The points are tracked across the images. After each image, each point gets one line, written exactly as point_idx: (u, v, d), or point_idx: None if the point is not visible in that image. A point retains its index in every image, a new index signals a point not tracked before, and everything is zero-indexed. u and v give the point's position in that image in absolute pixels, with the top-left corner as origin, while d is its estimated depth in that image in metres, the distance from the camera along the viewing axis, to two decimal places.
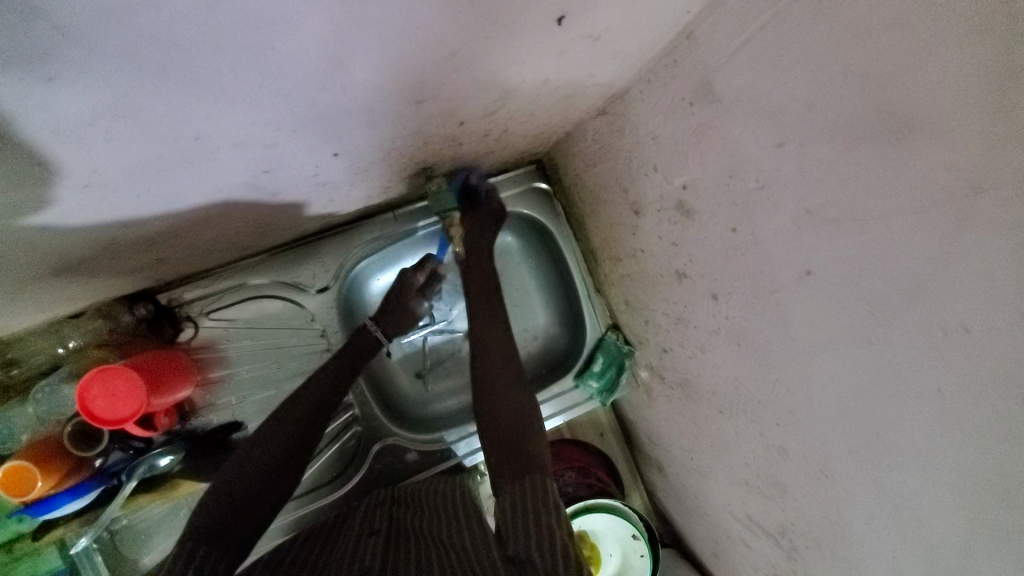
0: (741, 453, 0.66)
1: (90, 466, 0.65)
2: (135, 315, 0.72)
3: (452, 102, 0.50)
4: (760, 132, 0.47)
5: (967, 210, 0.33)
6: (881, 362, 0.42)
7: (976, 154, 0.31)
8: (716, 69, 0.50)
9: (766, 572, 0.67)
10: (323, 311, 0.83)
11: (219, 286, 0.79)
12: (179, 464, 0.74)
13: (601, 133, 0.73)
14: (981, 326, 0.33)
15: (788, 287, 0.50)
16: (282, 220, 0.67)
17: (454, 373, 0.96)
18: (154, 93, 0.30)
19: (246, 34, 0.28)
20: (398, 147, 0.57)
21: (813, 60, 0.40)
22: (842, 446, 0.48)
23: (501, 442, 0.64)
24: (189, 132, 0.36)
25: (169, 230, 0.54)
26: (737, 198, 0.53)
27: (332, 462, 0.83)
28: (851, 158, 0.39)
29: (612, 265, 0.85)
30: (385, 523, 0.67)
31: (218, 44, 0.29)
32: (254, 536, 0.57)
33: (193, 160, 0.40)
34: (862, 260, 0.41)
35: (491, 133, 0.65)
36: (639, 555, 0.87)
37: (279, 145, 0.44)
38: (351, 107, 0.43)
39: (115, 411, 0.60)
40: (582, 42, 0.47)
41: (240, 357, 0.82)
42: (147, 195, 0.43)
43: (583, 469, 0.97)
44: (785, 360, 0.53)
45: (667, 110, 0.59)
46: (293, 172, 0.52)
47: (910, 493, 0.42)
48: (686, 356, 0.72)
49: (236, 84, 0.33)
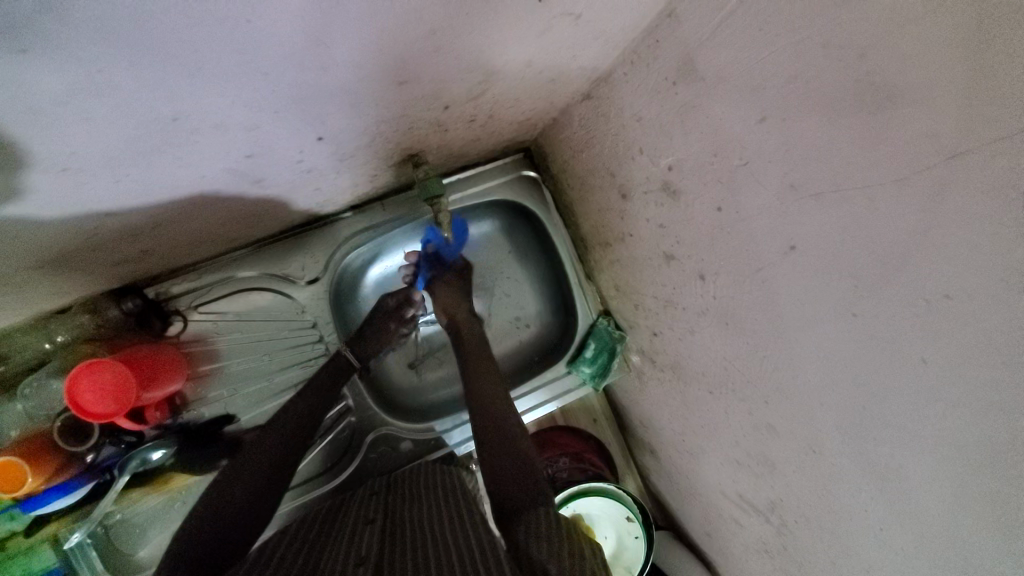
0: (731, 431, 0.66)
1: (80, 462, 0.64)
2: (122, 309, 0.71)
3: (435, 83, 0.50)
4: (744, 109, 0.48)
5: (948, 174, 0.33)
6: (863, 332, 0.43)
7: (956, 118, 0.32)
8: (699, 48, 0.50)
9: (758, 549, 0.68)
10: (314, 302, 0.83)
11: (208, 279, 0.79)
12: (172, 459, 0.73)
13: (588, 117, 0.72)
14: (961, 293, 0.34)
15: (772, 263, 0.50)
16: (269, 211, 0.67)
17: (448, 363, 0.96)
18: (129, 69, 0.30)
19: (222, 8, 0.28)
20: (384, 132, 0.57)
21: (793, 33, 0.40)
22: (829, 420, 0.49)
23: (498, 455, 0.66)
24: (166, 111, 0.36)
25: (153, 222, 0.53)
26: (722, 177, 0.53)
27: (325, 454, 0.83)
28: (831, 130, 0.40)
29: (602, 251, 0.86)
30: (380, 512, 0.67)
31: (194, 18, 0.28)
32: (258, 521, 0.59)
33: (174, 142, 0.40)
34: (844, 232, 0.41)
35: (477, 118, 0.65)
36: (634, 537, 0.88)
37: (261, 128, 0.44)
38: (332, 88, 0.43)
39: (104, 404, 0.60)
40: (565, 21, 0.47)
41: (231, 350, 0.81)
42: (129, 180, 0.43)
43: (577, 454, 0.98)
44: (772, 337, 0.54)
45: (652, 91, 0.59)
46: (276, 157, 0.51)
47: (893, 463, 0.43)
48: (676, 338, 0.73)
49: (214, 59, 0.33)
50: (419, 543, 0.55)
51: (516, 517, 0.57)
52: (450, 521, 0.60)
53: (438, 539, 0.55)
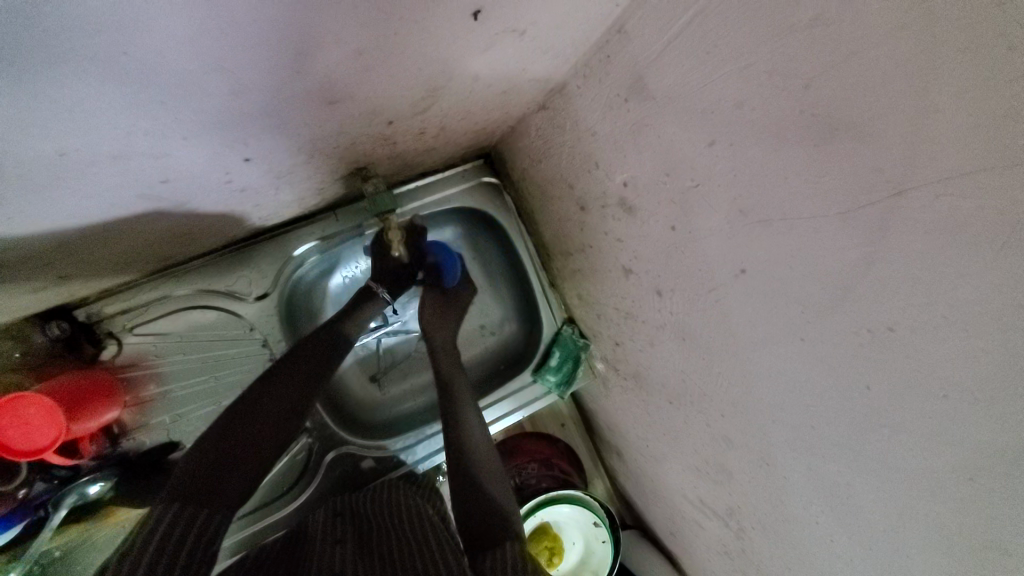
0: (691, 441, 0.66)
1: (14, 499, 0.58)
2: (48, 335, 0.66)
3: (373, 99, 0.48)
4: (693, 132, 0.46)
5: (890, 213, 0.32)
6: (812, 358, 0.42)
7: (901, 157, 0.31)
8: (648, 67, 0.48)
9: (719, 551, 0.69)
10: (262, 319, 0.79)
11: (144, 297, 0.74)
12: (111, 491, 0.68)
13: (544, 128, 0.70)
14: (905, 325, 0.33)
15: (725, 284, 0.49)
16: (206, 228, 0.63)
17: (411, 373, 0.95)
18: None
19: (90, 46, 0.26)
20: (322, 147, 0.54)
21: (739, 58, 0.39)
22: (781, 437, 0.49)
23: (472, 481, 0.63)
24: (49, 149, 0.33)
25: (64, 249, 0.49)
26: (674, 197, 0.52)
27: (282, 477, 0.80)
28: (779, 158, 0.39)
29: (564, 259, 0.84)
30: (350, 532, 0.63)
31: (55, 56, 0.26)
32: (220, 527, 0.51)
33: (67, 176, 0.37)
34: (791, 258, 0.41)
35: (427, 131, 0.62)
36: (601, 541, 0.87)
37: (171, 154, 0.41)
38: (254, 105, 0.40)
39: (30, 441, 0.55)
40: (507, 36, 0.46)
41: (174, 373, 0.77)
42: (25, 214, 0.39)
43: (545, 460, 0.97)
44: (726, 355, 0.53)
45: (604, 106, 0.57)
46: (199, 179, 0.48)
47: (843, 481, 0.43)
48: (637, 348, 0.72)
49: (91, 95, 0.30)
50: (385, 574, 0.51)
51: (479, 554, 0.54)
52: (420, 541, 0.58)
53: (408, 563, 0.53)
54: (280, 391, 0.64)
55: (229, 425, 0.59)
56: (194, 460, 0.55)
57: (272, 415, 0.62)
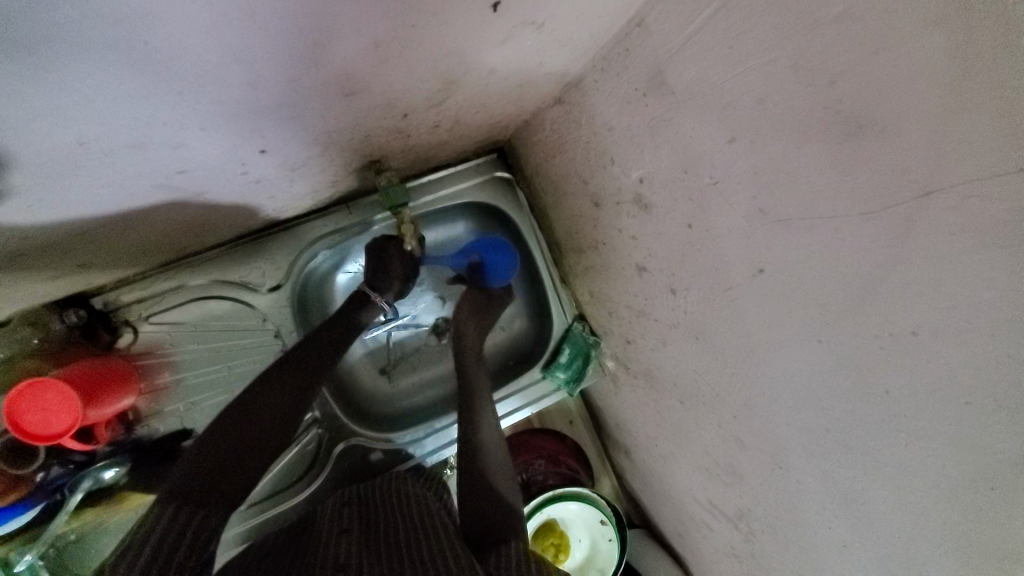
0: (702, 441, 0.65)
1: (30, 483, 0.60)
2: (66, 322, 0.67)
3: (389, 91, 0.47)
4: (712, 129, 0.46)
5: (915, 214, 0.31)
6: (831, 361, 0.41)
7: (930, 156, 0.30)
8: (668, 61, 0.48)
9: (727, 553, 0.68)
10: (275, 310, 0.80)
11: (160, 286, 0.75)
12: (124, 478, 0.70)
13: (559, 122, 0.70)
14: (928, 330, 0.33)
15: (742, 284, 0.49)
16: (221, 218, 0.63)
17: (421, 367, 0.95)
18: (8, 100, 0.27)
19: (109, 35, 0.26)
20: (337, 139, 0.54)
21: (763, 53, 0.38)
22: (795, 440, 0.48)
23: (478, 477, 0.63)
24: (68, 138, 0.33)
25: (83, 237, 0.50)
26: (691, 194, 0.51)
27: (290, 467, 0.80)
28: (802, 156, 0.38)
29: (576, 256, 0.84)
30: (356, 522, 0.63)
31: (76, 47, 0.26)
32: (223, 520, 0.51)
33: (86, 165, 0.37)
34: (811, 258, 0.40)
35: (442, 124, 0.62)
36: (608, 540, 0.87)
37: (188, 144, 0.41)
38: (271, 96, 0.40)
39: (47, 426, 0.56)
40: (524, 29, 0.45)
41: (187, 361, 0.77)
42: (46, 202, 0.39)
43: (553, 457, 0.97)
44: (742, 355, 0.52)
45: (622, 101, 0.56)
46: (216, 170, 0.48)
47: (858, 487, 0.42)
48: (648, 346, 0.71)
49: (106, 85, 0.30)
50: (391, 563, 0.51)
51: (483, 549, 0.54)
52: (425, 534, 0.58)
53: (410, 555, 0.53)
54: (288, 384, 0.65)
55: (239, 416, 0.60)
56: (200, 451, 0.55)
57: (279, 407, 0.62)
